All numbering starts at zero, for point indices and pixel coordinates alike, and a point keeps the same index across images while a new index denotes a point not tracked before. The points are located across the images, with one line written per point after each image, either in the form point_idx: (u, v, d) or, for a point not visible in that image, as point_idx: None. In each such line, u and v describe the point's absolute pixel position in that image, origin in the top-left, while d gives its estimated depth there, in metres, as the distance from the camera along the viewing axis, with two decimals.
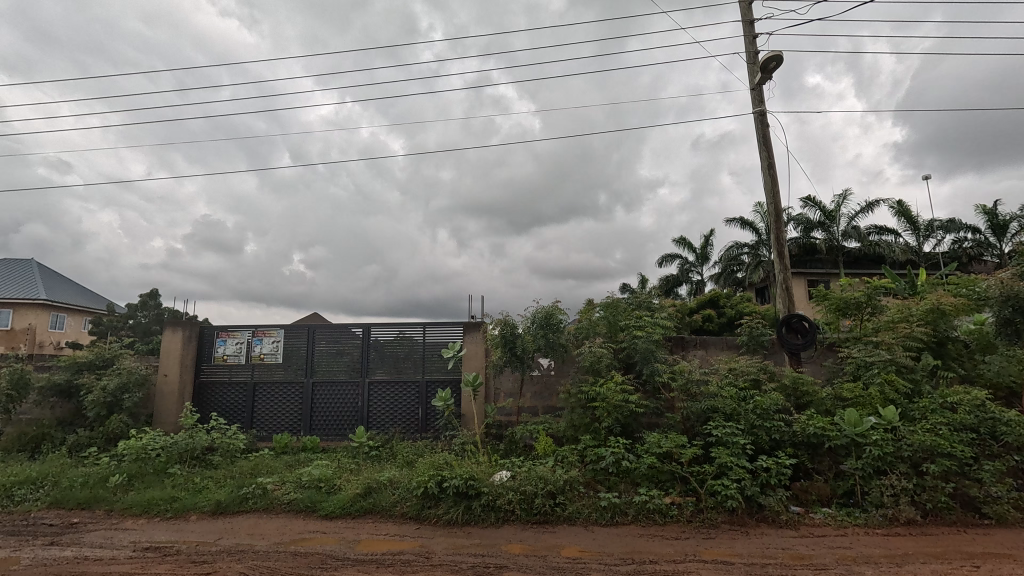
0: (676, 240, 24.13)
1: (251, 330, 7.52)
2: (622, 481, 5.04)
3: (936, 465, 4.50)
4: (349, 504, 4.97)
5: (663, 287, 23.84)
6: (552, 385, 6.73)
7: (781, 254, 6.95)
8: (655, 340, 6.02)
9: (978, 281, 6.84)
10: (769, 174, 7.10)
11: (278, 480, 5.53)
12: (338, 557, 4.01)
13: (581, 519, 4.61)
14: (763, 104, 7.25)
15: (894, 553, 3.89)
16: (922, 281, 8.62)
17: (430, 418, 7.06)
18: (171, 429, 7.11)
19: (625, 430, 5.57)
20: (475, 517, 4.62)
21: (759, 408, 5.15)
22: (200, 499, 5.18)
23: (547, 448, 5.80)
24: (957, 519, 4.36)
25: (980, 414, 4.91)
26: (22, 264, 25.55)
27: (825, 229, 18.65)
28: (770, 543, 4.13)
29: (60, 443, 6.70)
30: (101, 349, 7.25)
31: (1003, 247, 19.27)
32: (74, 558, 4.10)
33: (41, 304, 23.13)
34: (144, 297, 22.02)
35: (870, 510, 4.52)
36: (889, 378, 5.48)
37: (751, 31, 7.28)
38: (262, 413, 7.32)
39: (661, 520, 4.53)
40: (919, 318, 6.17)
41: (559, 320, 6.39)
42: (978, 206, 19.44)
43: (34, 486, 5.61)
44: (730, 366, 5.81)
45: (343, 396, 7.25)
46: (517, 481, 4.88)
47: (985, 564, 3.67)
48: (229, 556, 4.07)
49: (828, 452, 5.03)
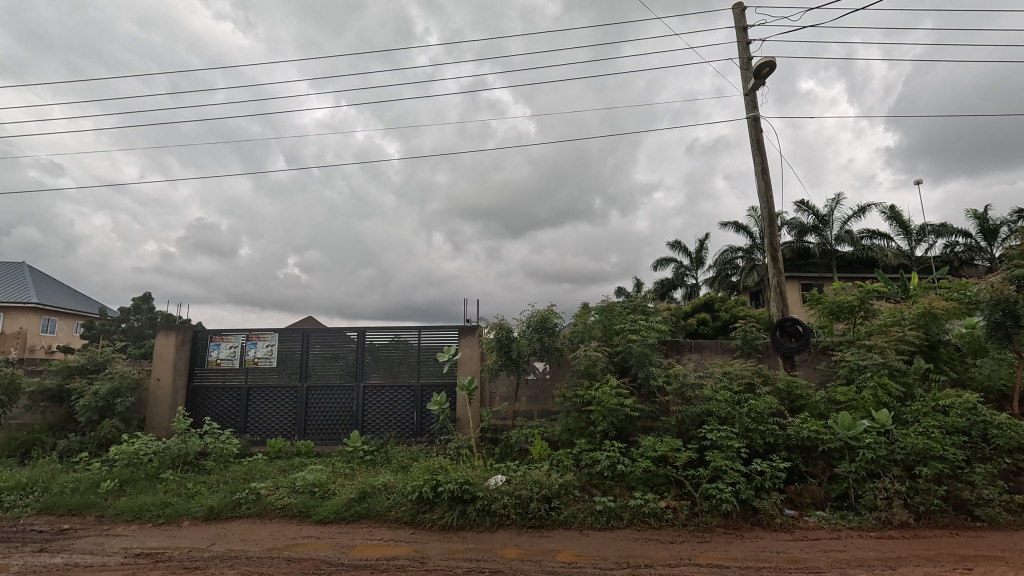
0: (671, 244, 24.27)
1: (245, 334, 7.48)
2: (617, 485, 5.04)
3: (929, 468, 4.54)
4: (344, 509, 4.94)
5: (659, 291, 23.93)
6: (548, 389, 6.73)
7: (774, 257, 7.00)
8: (650, 344, 6.01)
9: (969, 285, 6.84)
10: (763, 179, 7.15)
11: (271, 485, 5.48)
12: (332, 563, 3.98)
13: (576, 523, 4.60)
14: (757, 109, 7.31)
15: (888, 556, 3.91)
16: (915, 285, 8.70)
17: (425, 423, 7.04)
18: (163, 434, 7.04)
19: (620, 433, 5.57)
20: (471, 522, 4.60)
21: (753, 412, 5.17)
22: (193, 505, 5.13)
23: (543, 451, 5.80)
24: (949, 522, 4.39)
25: (971, 417, 4.96)
26: (14, 268, 25.30)
27: (819, 234, 18.79)
28: (765, 546, 4.14)
29: (51, 448, 6.64)
30: (93, 353, 7.19)
31: (994, 251, 19.56)
32: (63, 565, 4.05)
33: (32, 308, 22.91)
34: (137, 300, 21.84)
35: (864, 513, 4.55)
36: (882, 382, 5.52)
37: (744, 37, 7.34)
38: (256, 417, 7.28)
39: (656, 524, 4.54)
40: (912, 322, 6.22)
41: (554, 324, 6.38)
42: (969, 210, 19.66)
43: (24, 492, 5.55)
44: (724, 370, 5.85)
45: (338, 400, 7.21)
46: (512, 486, 4.87)
47: (977, 566, 3.69)
48: (222, 562, 4.03)
49: (822, 455, 5.04)
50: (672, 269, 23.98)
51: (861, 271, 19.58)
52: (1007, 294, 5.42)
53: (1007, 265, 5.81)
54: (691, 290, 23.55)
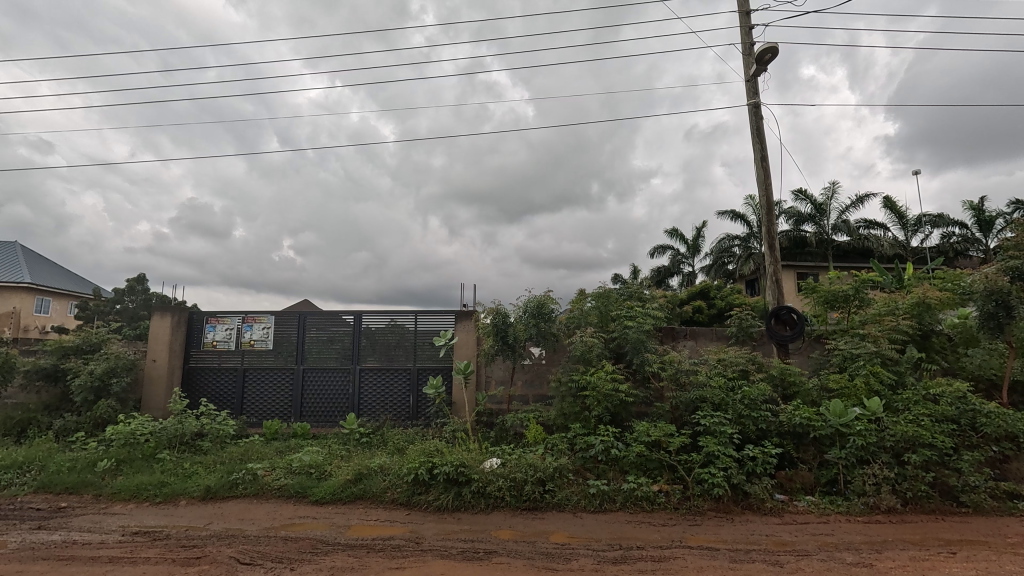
0: (670, 231, 24.04)
1: (241, 316, 7.47)
2: (610, 469, 5.11)
3: (918, 455, 4.63)
4: (340, 490, 4.99)
5: (657, 276, 24.05)
6: (543, 374, 6.79)
7: (772, 246, 6.97)
8: (646, 330, 6.02)
9: (964, 275, 6.89)
10: (761, 166, 7.11)
11: (268, 465, 5.53)
12: (329, 543, 4.03)
13: (570, 505, 4.68)
14: (757, 96, 7.24)
15: (875, 540, 3.99)
16: (910, 274, 8.72)
17: (421, 406, 7.08)
18: (159, 415, 7.05)
19: (615, 418, 5.60)
20: (465, 503, 4.66)
21: (747, 398, 5.24)
22: (190, 484, 5.16)
23: (538, 436, 5.85)
24: (935, 507, 4.50)
25: (961, 406, 5.06)
26: (7, 247, 25.08)
27: (815, 223, 18.86)
28: (755, 529, 4.22)
29: (46, 428, 6.64)
30: (88, 333, 7.14)
31: (989, 242, 19.67)
32: (63, 542, 4.08)
33: (24, 287, 22.72)
34: (132, 282, 21.71)
35: (852, 498, 4.63)
36: (874, 369, 5.56)
37: (747, 22, 7.23)
38: (251, 398, 7.30)
39: (649, 507, 4.62)
40: (906, 312, 6.26)
41: (551, 310, 6.41)
42: (965, 201, 19.65)
43: (21, 470, 5.57)
44: (719, 356, 5.86)
45: (334, 383, 7.24)
46: (508, 469, 4.93)
47: (961, 550, 3.79)
48: (219, 541, 4.07)
49: (813, 442, 5.10)
50: (670, 256, 23.97)
51: (857, 261, 19.67)
52: (1000, 285, 5.47)
53: (1001, 256, 5.82)
54: (688, 277, 23.71)
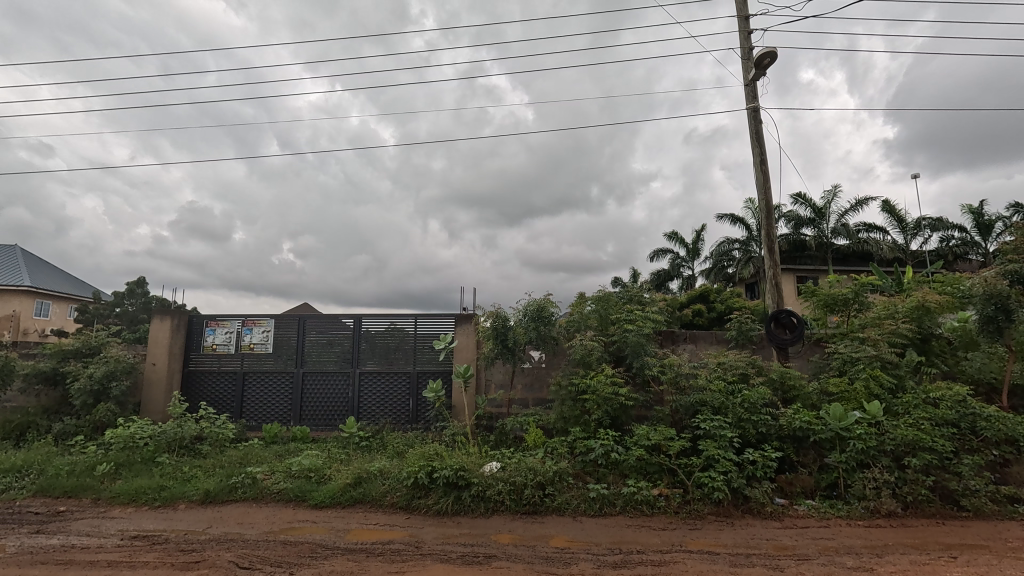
0: (670, 234, 24.08)
1: (241, 319, 7.46)
2: (610, 472, 5.09)
3: (918, 459, 4.61)
4: (340, 494, 4.98)
5: (657, 280, 24.06)
6: (542, 377, 6.78)
7: (772, 249, 6.98)
8: (646, 334, 6.02)
9: (963, 278, 6.90)
10: (760, 169, 7.12)
11: (267, 469, 5.51)
12: (329, 547, 4.02)
13: (570, 509, 4.67)
14: (756, 100, 7.26)
15: (875, 544, 3.98)
16: (910, 277, 8.72)
17: (421, 410, 7.07)
18: (159, 418, 7.04)
19: (614, 422, 5.59)
20: (465, 507, 4.65)
21: (747, 402, 5.24)
22: (189, 488, 5.16)
23: (538, 439, 5.83)
24: (935, 511, 4.49)
25: (961, 410, 5.07)
26: (7, 250, 25.08)
27: (815, 226, 18.89)
28: (755, 533, 4.21)
29: (45, 431, 6.63)
30: (88, 337, 7.14)
31: (988, 246, 19.69)
32: (61, 546, 4.07)
33: (24, 291, 22.72)
34: (132, 285, 21.70)
35: (853, 502, 4.62)
36: (874, 373, 5.57)
37: (746, 27, 7.26)
38: (251, 402, 7.29)
39: (648, 511, 4.61)
40: (905, 315, 6.29)
41: (550, 313, 6.42)
42: (965, 205, 19.67)
43: (20, 474, 5.56)
44: (719, 360, 5.88)
45: (333, 386, 7.24)
46: (508, 472, 4.92)
47: (961, 554, 3.78)
48: (218, 545, 4.06)
49: (813, 445, 5.08)
50: (670, 259, 23.99)
51: (857, 264, 19.68)
52: (1000, 289, 5.48)
53: (1001, 259, 5.82)
54: (688, 280, 23.72)
